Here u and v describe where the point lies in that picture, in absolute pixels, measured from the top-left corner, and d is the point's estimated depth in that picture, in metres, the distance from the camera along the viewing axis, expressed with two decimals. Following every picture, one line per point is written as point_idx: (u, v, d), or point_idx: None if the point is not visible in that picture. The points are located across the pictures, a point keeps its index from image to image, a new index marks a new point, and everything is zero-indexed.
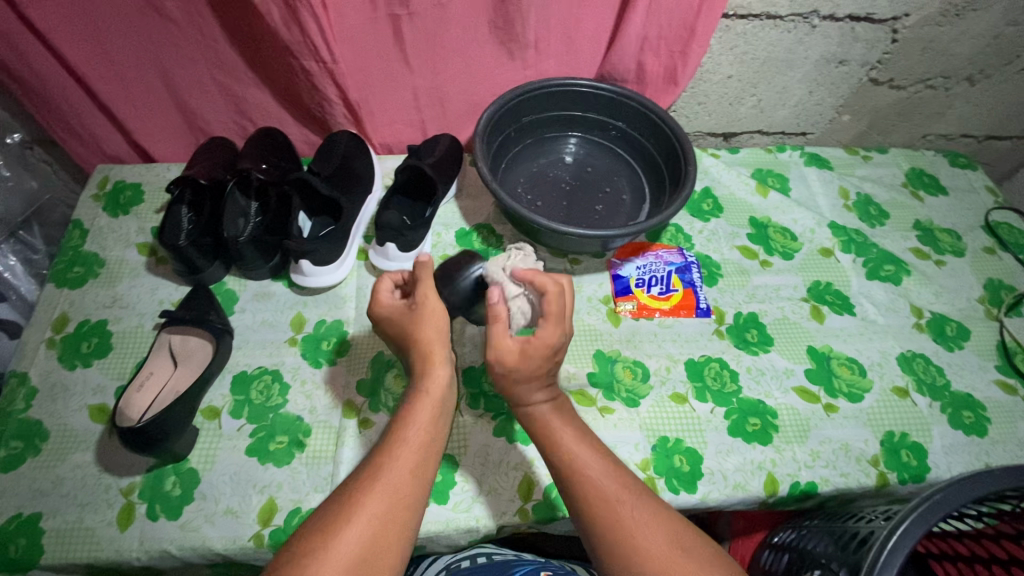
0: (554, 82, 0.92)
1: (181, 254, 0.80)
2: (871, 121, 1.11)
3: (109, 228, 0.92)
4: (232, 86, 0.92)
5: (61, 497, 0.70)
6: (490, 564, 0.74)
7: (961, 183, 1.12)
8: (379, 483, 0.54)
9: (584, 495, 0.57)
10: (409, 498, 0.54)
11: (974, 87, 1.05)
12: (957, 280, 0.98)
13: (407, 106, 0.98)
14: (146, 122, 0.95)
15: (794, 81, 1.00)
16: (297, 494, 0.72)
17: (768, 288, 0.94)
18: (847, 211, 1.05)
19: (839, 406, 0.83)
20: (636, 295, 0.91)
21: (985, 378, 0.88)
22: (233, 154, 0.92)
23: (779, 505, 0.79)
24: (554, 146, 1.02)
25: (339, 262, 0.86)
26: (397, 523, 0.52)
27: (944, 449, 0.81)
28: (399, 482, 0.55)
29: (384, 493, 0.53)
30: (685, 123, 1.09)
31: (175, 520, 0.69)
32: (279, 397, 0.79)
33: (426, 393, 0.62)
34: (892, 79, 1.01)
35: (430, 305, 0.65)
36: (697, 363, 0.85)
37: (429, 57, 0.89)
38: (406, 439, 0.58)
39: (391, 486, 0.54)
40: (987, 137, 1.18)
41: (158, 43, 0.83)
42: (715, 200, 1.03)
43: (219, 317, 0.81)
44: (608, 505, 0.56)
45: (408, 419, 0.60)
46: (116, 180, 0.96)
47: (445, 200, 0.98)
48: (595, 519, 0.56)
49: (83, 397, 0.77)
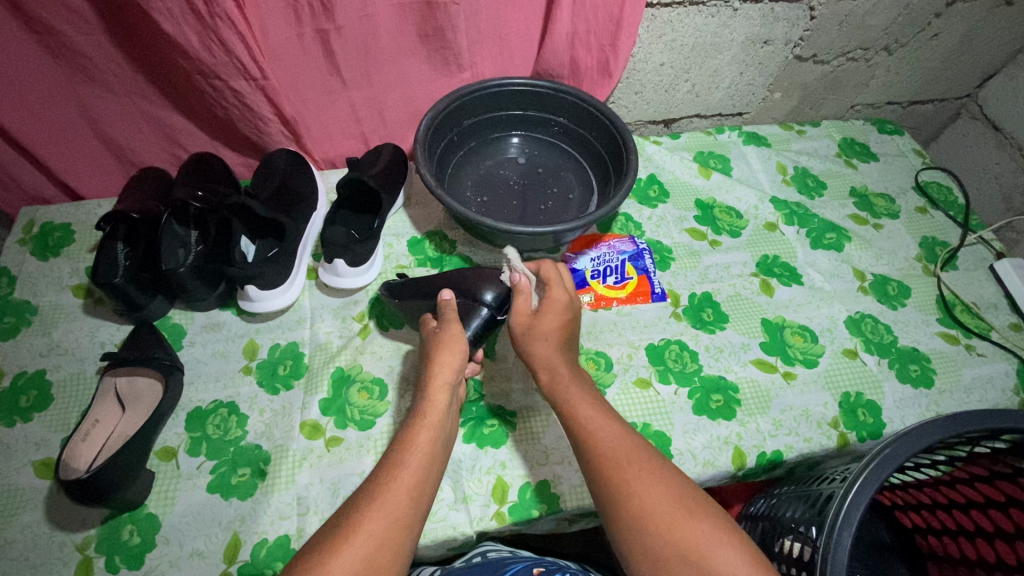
0: (491, 82, 0.92)
1: (119, 293, 0.77)
2: (801, 96, 1.15)
3: (40, 273, 0.88)
4: (158, 114, 0.88)
5: (11, 561, 0.66)
6: (482, 562, 0.70)
7: (890, 149, 1.17)
8: (379, 504, 0.55)
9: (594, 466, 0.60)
10: (409, 518, 0.56)
11: (892, 56, 1.10)
12: (895, 241, 1.03)
13: (346, 120, 0.96)
14: (69, 159, 0.90)
15: (724, 64, 1.03)
16: (262, 525, 0.69)
17: (719, 267, 0.97)
18: (787, 185, 1.08)
19: (796, 373, 0.86)
20: (592, 287, 0.92)
21: (928, 331, 0.92)
22: (166, 183, 0.89)
23: (749, 476, 0.81)
24: (499, 147, 1.02)
25: (288, 284, 0.84)
26: (395, 541, 0.53)
27: (896, 403, 0.84)
28: (394, 500, 0.56)
29: (382, 513, 0.54)
30: (625, 113, 1.11)
31: (137, 569, 0.66)
32: (237, 429, 0.76)
33: (425, 415, 0.64)
34: (815, 54, 1.05)
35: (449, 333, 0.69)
36: (657, 346, 0.87)
37: (362, 68, 0.88)
38: (408, 462, 0.59)
39: (390, 506, 0.55)
40: (910, 102, 1.24)
41: (72, 74, 0.80)
42: (661, 186, 1.05)
43: (166, 353, 0.78)
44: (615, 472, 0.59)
45: (410, 439, 0.61)
46: (42, 222, 0.92)
47: (394, 209, 0.96)
48: (606, 488, 0.59)
49: (25, 454, 0.73)
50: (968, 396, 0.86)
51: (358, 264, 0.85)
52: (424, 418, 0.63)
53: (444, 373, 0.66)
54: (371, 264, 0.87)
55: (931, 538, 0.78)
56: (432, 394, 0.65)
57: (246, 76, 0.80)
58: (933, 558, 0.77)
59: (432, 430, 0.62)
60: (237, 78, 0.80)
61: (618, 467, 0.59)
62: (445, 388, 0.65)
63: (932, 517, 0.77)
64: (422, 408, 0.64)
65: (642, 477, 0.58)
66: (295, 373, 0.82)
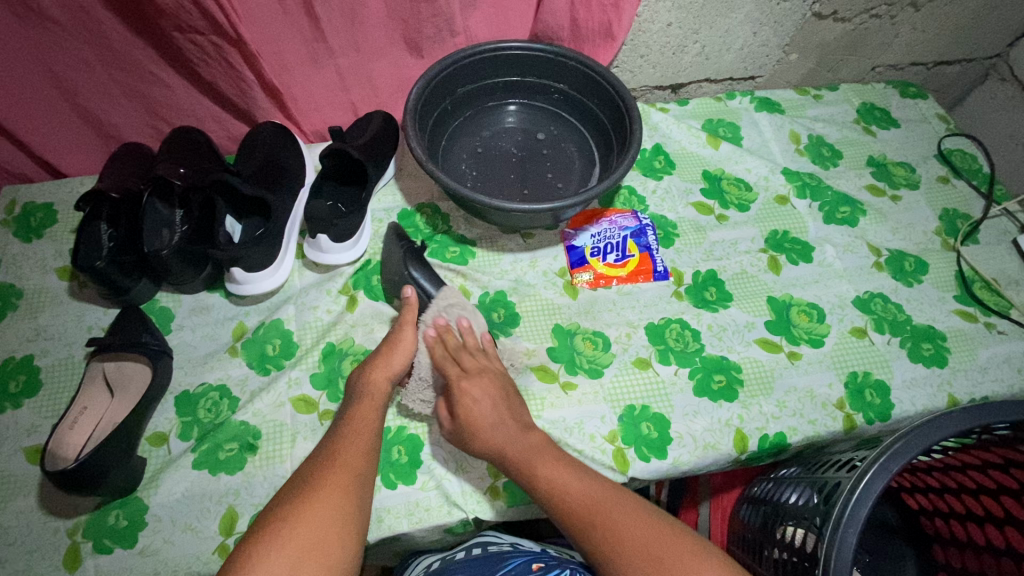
0: (485, 46, 0.86)
1: (101, 276, 0.74)
2: (819, 58, 1.07)
3: (24, 255, 0.85)
4: (136, 87, 0.84)
5: (7, 547, 0.66)
6: (482, 555, 0.68)
7: (912, 114, 1.10)
8: (338, 462, 0.59)
9: (573, 517, 0.60)
10: (362, 474, 0.59)
11: (919, 13, 1.02)
12: (912, 214, 0.98)
13: (334, 88, 0.91)
14: (46, 136, 0.86)
15: (736, 23, 0.96)
16: (258, 497, 0.70)
17: (726, 244, 0.92)
18: (800, 155, 1.02)
19: (802, 353, 0.83)
20: (592, 265, 0.88)
21: (945, 309, 0.88)
22: (149, 160, 0.85)
23: (753, 460, 0.79)
24: (495, 116, 0.97)
25: (275, 265, 0.82)
26: (355, 494, 0.57)
27: (904, 384, 0.81)
28: (352, 457, 0.60)
29: (342, 468, 0.58)
30: (630, 78, 1.05)
31: (131, 548, 0.67)
32: (228, 412, 0.75)
33: (370, 395, 0.67)
34: (835, 12, 0.97)
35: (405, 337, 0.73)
36: (657, 326, 0.84)
37: (348, 33, 0.82)
38: (354, 431, 0.63)
39: (348, 461, 0.59)
40: (936, 64, 1.15)
41: (41, 44, 0.75)
42: (666, 157, 1.00)
43: (154, 337, 0.76)
44: (593, 518, 0.59)
45: (356, 414, 0.65)
46: (24, 202, 0.89)
47: (384, 182, 0.92)
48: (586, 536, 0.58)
49: (17, 441, 0.72)
50: (984, 376, 0.83)
51: (342, 239, 0.82)
52: (366, 397, 0.67)
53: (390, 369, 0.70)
54: (358, 239, 0.84)
55: (937, 520, 0.76)
56: (371, 376, 0.69)
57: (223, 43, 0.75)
58: (939, 541, 0.76)
59: (374, 404, 0.66)
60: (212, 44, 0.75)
61: (598, 510, 0.59)
62: (389, 380, 0.69)
63: (939, 500, 0.75)
64: (360, 390, 0.68)
65: (616, 512, 0.59)
66: (285, 353, 0.80)
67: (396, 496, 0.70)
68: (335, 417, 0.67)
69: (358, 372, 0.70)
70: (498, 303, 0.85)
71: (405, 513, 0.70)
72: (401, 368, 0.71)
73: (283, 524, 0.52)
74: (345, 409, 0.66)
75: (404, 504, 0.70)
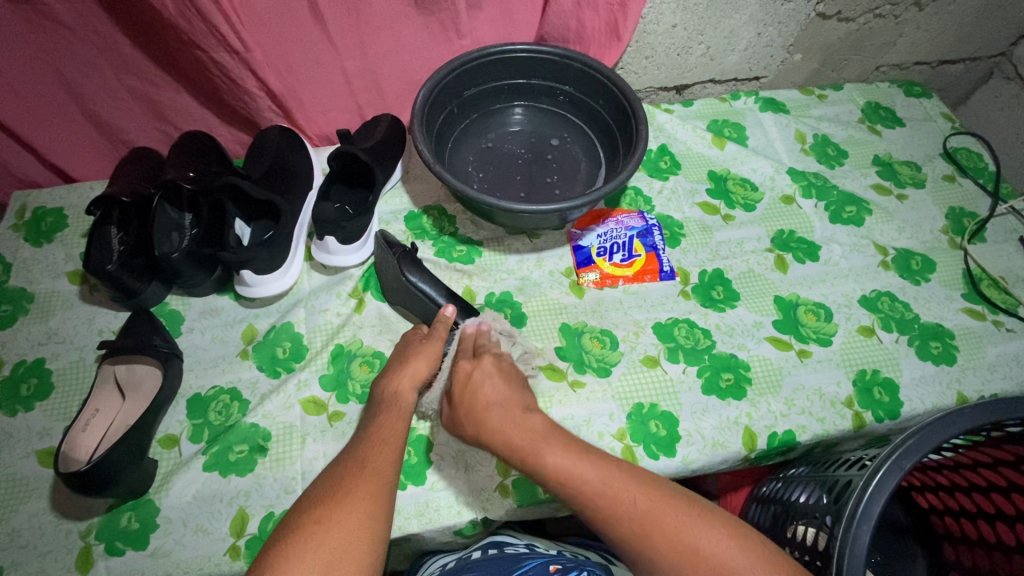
0: (491, 49, 0.86)
1: (112, 279, 0.74)
2: (824, 58, 1.08)
3: (34, 259, 0.86)
4: (145, 91, 0.85)
5: (20, 549, 0.67)
6: (499, 556, 0.68)
7: (917, 113, 1.10)
8: (368, 468, 0.58)
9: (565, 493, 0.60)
10: (389, 483, 0.59)
11: (923, 12, 1.02)
12: (919, 213, 0.98)
13: (341, 92, 0.92)
14: (58, 140, 0.87)
15: (740, 24, 0.96)
16: (268, 498, 0.70)
17: (732, 244, 0.93)
18: (805, 155, 1.02)
19: (811, 351, 0.83)
20: (598, 265, 0.88)
21: (952, 307, 0.88)
22: (158, 164, 0.86)
23: (762, 459, 0.79)
24: (500, 119, 0.97)
25: (285, 268, 0.82)
26: (383, 501, 0.56)
27: (913, 382, 0.81)
28: (381, 464, 0.59)
29: (371, 473, 0.58)
30: (635, 79, 1.05)
31: (142, 550, 0.67)
32: (239, 415, 0.76)
33: (397, 407, 0.66)
34: (839, 12, 0.98)
35: (432, 345, 0.72)
36: (664, 325, 0.84)
37: (355, 36, 0.83)
38: (378, 438, 0.62)
39: (376, 469, 0.58)
40: (940, 63, 1.16)
41: (53, 50, 0.76)
42: (672, 157, 1.00)
43: (165, 340, 0.77)
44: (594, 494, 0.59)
45: (382, 424, 0.64)
46: (35, 207, 0.89)
47: (390, 185, 0.93)
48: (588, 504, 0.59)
49: (29, 443, 0.73)
50: (993, 374, 0.83)
51: (350, 241, 0.82)
52: (391, 407, 0.66)
53: (417, 378, 0.69)
54: (365, 241, 0.84)
55: (947, 518, 0.76)
56: (398, 387, 0.68)
57: (228, 48, 0.76)
58: (949, 538, 0.76)
59: (400, 414, 0.66)
60: (219, 50, 0.76)
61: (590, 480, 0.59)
62: (415, 390, 0.68)
63: (950, 498, 0.75)
64: (386, 400, 0.67)
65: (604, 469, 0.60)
66: (295, 355, 0.80)
67: (405, 497, 0.70)
68: (359, 427, 0.66)
69: (380, 382, 0.70)
70: (505, 303, 0.85)
71: (415, 513, 0.70)
72: (429, 373, 0.70)
73: (315, 527, 0.52)
74: (371, 420, 0.66)
75: (414, 505, 0.70)
